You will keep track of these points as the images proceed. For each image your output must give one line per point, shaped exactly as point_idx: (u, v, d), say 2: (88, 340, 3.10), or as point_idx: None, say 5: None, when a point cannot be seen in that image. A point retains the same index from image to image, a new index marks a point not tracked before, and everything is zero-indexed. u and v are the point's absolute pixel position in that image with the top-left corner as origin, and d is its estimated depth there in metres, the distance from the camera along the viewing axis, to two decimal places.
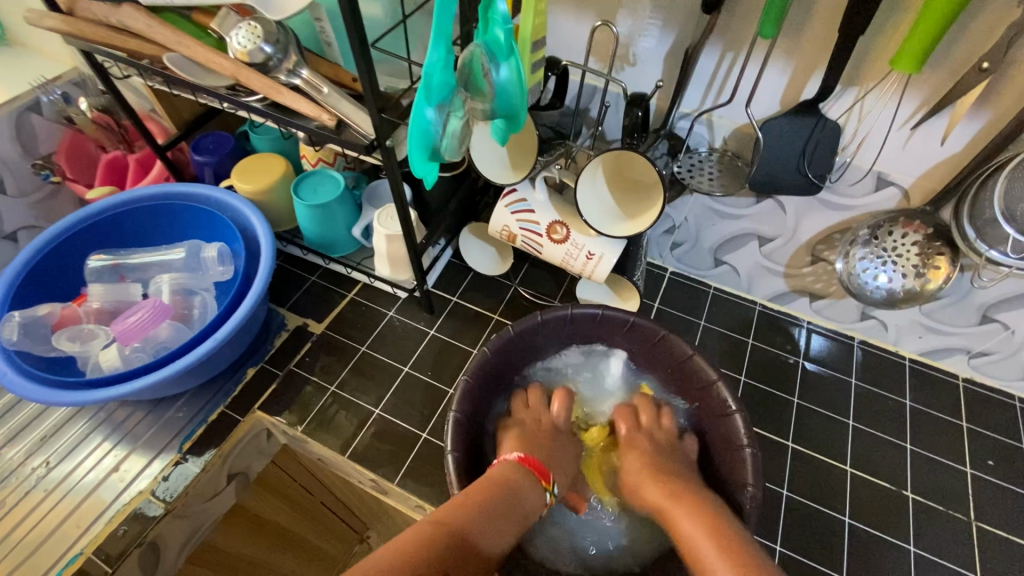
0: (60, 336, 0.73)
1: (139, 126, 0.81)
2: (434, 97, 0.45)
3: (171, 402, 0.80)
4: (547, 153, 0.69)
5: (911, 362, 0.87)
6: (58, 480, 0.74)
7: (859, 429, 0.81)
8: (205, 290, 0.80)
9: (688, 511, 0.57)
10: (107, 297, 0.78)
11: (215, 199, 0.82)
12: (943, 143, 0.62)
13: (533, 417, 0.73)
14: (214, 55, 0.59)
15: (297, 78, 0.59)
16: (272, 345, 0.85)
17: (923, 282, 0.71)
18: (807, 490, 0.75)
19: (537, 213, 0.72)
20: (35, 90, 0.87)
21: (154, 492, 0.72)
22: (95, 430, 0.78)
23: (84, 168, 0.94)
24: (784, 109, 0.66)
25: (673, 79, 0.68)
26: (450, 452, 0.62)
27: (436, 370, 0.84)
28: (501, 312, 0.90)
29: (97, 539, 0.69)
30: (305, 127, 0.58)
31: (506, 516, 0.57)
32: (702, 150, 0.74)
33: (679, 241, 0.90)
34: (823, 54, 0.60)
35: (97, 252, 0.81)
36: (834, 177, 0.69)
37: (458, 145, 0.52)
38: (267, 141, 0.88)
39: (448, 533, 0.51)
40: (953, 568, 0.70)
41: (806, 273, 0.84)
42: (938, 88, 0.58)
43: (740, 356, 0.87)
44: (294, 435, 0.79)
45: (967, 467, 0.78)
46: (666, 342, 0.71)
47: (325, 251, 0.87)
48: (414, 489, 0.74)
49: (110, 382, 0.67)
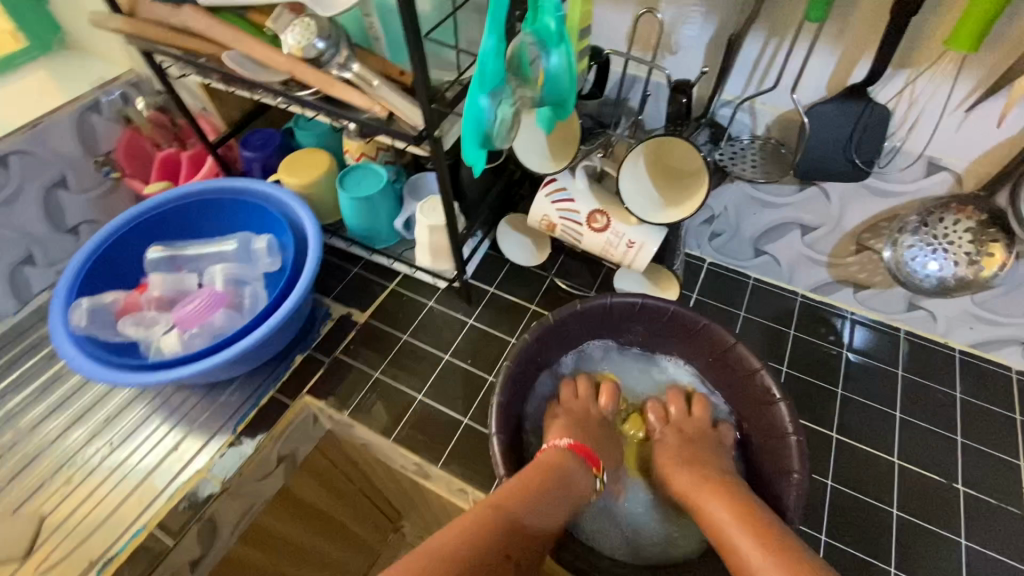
0: (126, 322, 0.78)
1: (193, 123, 0.85)
2: (487, 84, 0.46)
3: (224, 387, 0.84)
4: (589, 142, 0.70)
5: (961, 354, 0.84)
6: (122, 458, 0.79)
7: (906, 421, 0.79)
8: (255, 280, 0.83)
9: (721, 500, 0.57)
10: (165, 286, 0.82)
11: (264, 193, 0.85)
12: (1000, 126, 0.60)
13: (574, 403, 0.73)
14: (272, 52, 0.62)
15: (349, 72, 0.61)
16: (318, 334, 0.88)
17: (976, 270, 0.68)
18: (852, 481, 0.74)
19: (577, 202, 0.72)
20: (95, 91, 0.93)
21: (210, 472, 0.76)
22: (154, 413, 0.82)
23: (141, 165, 0.99)
24: (831, 94, 0.65)
25: (716, 65, 0.68)
26: (495, 434, 0.64)
27: (476, 358, 0.86)
28: (539, 303, 0.91)
29: (159, 514, 0.73)
30: (357, 119, 0.60)
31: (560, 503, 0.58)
32: (743, 138, 0.73)
33: (718, 231, 0.89)
34: (874, 36, 0.59)
35: (155, 243, 0.85)
36: (883, 162, 0.68)
37: (507, 133, 0.53)
38: (312, 136, 0.90)
39: (504, 520, 0.53)
40: (1007, 562, 0.69)
41: (850, 262, 0.82)
42: (996, 69, 0.57)
43: (782, 347, 0.86)
44: (340, 420, 0.82)
45: (1022, 461, 0.75)
46: (707, 331, 0.71)
47: (370, 242, 0.90)
48: (458, 473, 0.75)
49: (172, 365, 0.71)
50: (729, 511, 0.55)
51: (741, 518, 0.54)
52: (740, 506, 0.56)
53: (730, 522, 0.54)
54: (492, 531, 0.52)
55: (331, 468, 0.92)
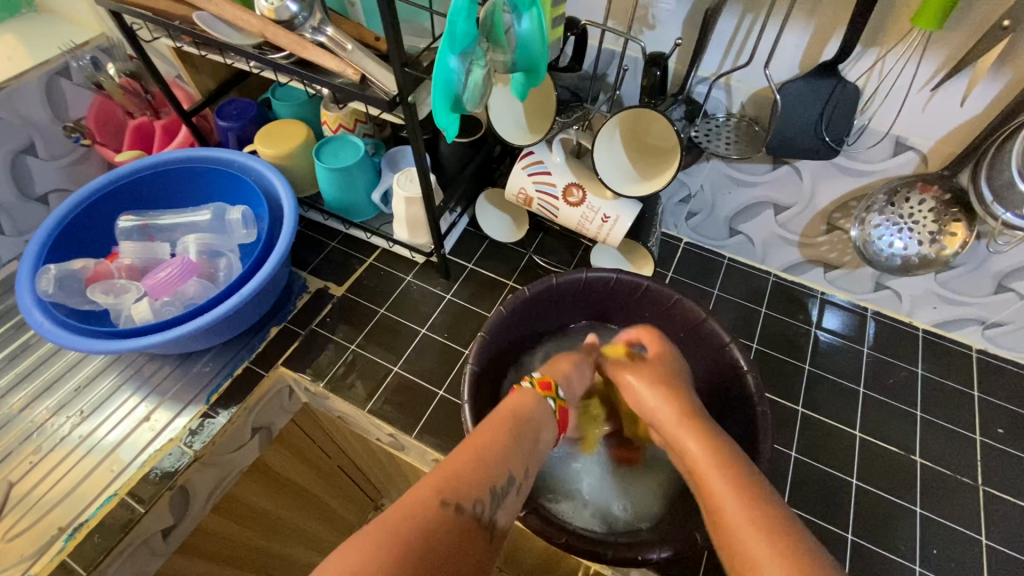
0: (94, 289, 0.76)
1: (166, 91, 0.83)
2: (458, 46, 0.46)
3: (198, 358, 0.83)
4: (565, 115, 0.71)
5: (924, 332, 0.87)
6: (92, 428, 0.78)
7: (869, 397, 0.81)
8: (231, 251, 0.83)
9: (684, 428, 0.51)
10: (138, 255, 0.81)
11: (239, 164, 0.84)
12: (963, 104, 0.62)
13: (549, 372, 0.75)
14: (240, 12, 0.60)
15: (322, 35, 0.60)
16: (294, 307, 0.88)
17: (938, 248, 0.71)
18: (815, 453, 0.76)
19: (553, 174, 0.73)
20: (64, 55, 0.90)
21: (183, 441, 0.76)
22: (125, 384, 0.82)
23: (112, 133, 0.97)
24: (804, 71, 0.66)
25: (692, 38, 0.68)
26: (466, 403, 0.64)
27: (453, 332, 0.86)
28: (516, 279, 0.91)
29: (130, 482, 0.73)
30: (331, 83, 0.59)
31: (533, 448, 0.51)
32: (719, 116, 0.74)
33: (694, 210, 0.91)
34: (845, 11, 0.60)
35: (127, 212, 0.83)
36: (852, 141, 0.69)
37: (480, 97, 0.53)
38: (288, 107, 0.89)
39: (477, 478, 0.44)
40: (958, 529, 0.71)
41: (821, 242, 0.84)
42: (960, 47, 0.58)
43: (753, 324, 0.88)
44: (315, 391, 0.82)
45: (977, 435, 0.78)
46: (678, 308, 0.72)
47: (345, 215, 0.89)
48: (432, 443, 0.76)
49: (142, 334, 0.70)
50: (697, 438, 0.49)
51: (699, 435, 0.49)
52: (705, 432, 0.50)
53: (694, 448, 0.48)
54: (469, 489, 0.43)
55: (308, 443, 0.93)
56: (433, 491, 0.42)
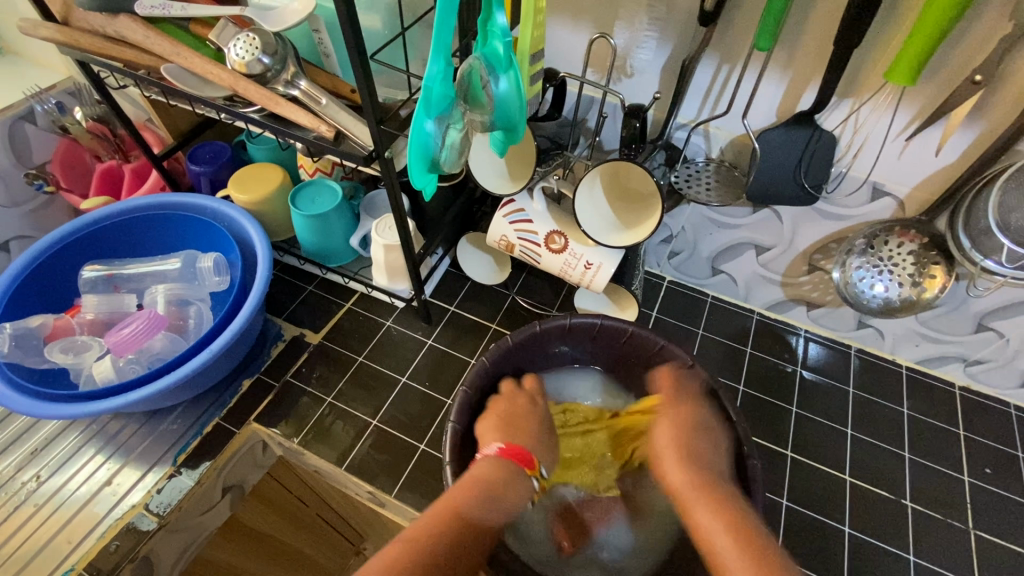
0: (53, 347, 0.72)
1: (136, 137, 0.81)
2: (433, 110, 0.45)
3: (166, 414, 0.79)
4: (545, 164, 0.69)
5: (907, 370, 0.87)
6: (49, 494, 0.73)
7: (857, 437, 0.81)
8: (201, 300, 0.80)
9: (682, 476, 0.55)
10: (102, 309, 0.78)
11: (211, 209, 0.81)
12: (938, 154, 0.63)
13: (510, 400, 0.67)
14: (212, 67, 0.59)
15: (295, 89, 0.59)
16: (268, 356, 0.85)
17: (919, 291, 0.71)
18: (806, 499, 0.75)
19: (535, 222, 0.72)
20: (30, 99, 0.88)
21: (147, 506, 0.71)
22: (89, 443, 0.77)
23: (78, 178, 0.93)
24: (781, 119, 0.67)
25: (670, 89, 0.69)
26: (446, 463, 0.60)
27: (434, 380, 0.84)
28: (499, 322, 0.90)
29: (89, 554, 0.68)
30: (303, 137, 0.58)
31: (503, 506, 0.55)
32: (698, 161, 0.74)
33: (676, 250, 0.90)
34: (819, 64, 0.61)
35: (91, 262, 0.80)
36: (831, 187, 0.70)
37: (457, 157, 0.53)
38: (264, 151, 0.87)
39: (472, 504, 0.52)
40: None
41: (803, 282, 0.84)
42: (933, 100, 0.59)
43: (739, 365, 0.87)
44: (290, 447, 0.78)
45: (966, 475, 0.78)
46: (664, 353, 0.70)
47: (322, 260, 0.86)
48: (413, 502, 0.73)
49: (105, 395, 0.66)
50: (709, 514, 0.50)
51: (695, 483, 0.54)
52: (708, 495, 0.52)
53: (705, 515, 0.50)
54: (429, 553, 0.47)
55: (282, 493, 0.87)
56: (440, 514, 0.51)
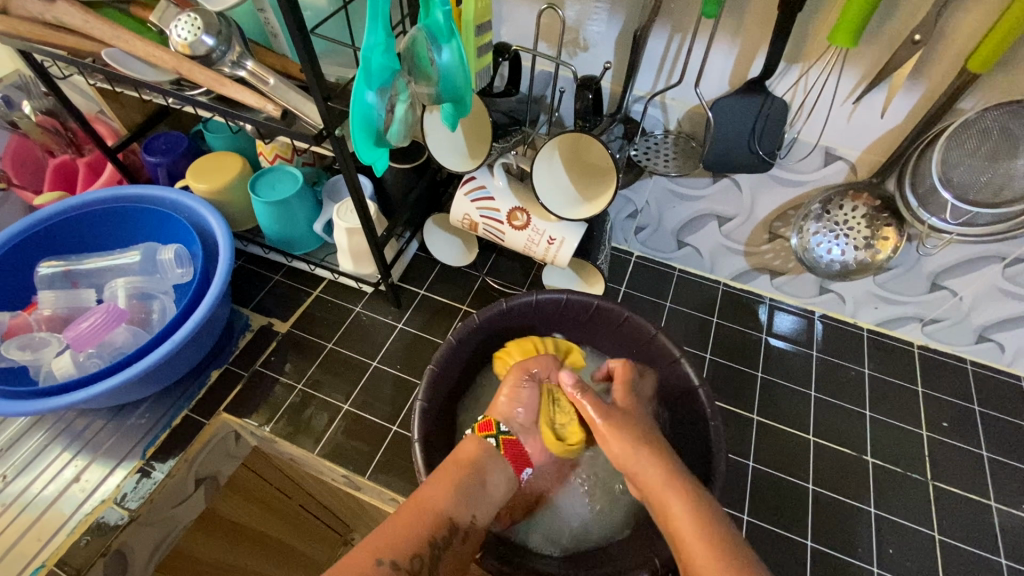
0: (10, 344, 0.71)
1: (86, 129, 0.79)
2: (374, 81, 0.45)
3: (134, 409, 0.78)
4: (504, 139, 0.69)
5: (868, 332, 0.90)
6: (14, 495, 0.72)
7: (822, 399, 0.83)
8: (164, 293, 0.79)
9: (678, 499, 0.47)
10: (61, 304, 0.77)
11: (171, 201, 0.80)
12: (884, 115, 0.64)
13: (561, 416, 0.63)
14: (153, 48, 0.57)
15: (242, 70, 0.58)
16: (236, 346, 0.84)
17: (873, 253, 0.72)
18: (772, 461, 0.77)
19: (496, 199, 0.72)
20: None
21: (118, 500, 0.71)
22: (55, 441, 0.76)
23: (32, 174, 0.91)
24: (733, 88, 0.68)
25: (623, 60, 0.69)
26: (416, 441, 0.60)
27: (406, 362, 0.84)
28: (469, 303, 0.90)
29: (60, 549, 0.68)
30: (252, 119, 0.58)
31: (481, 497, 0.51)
32: (657, 133, 0.75)
33: (642, 225, 0.91)
34: (765, 32, 0.62)
35: (47, 258, 0.78)
36: (784, 153, 0.71)
37: (406, 130, 0.53)
38: (222, 139, 0.86)
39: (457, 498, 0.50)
40: (910, 526, 0.73)
41: (764, 250, 0.86)
42: (877, 61, 0.60)
43: (707, 335, 0.89)
44: (262, 435, 0.78)
45: (924, 430, 0.81)
46: (629, 324, 0.70)
47: (286, 249, 0.86)
48: (387, 482, 0.73)
49: (64, 390, 0.65)
50: (679, 502, 0.47)
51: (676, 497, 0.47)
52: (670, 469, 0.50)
53: (655, 497, 0.49)
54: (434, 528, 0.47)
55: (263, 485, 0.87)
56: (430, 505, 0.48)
